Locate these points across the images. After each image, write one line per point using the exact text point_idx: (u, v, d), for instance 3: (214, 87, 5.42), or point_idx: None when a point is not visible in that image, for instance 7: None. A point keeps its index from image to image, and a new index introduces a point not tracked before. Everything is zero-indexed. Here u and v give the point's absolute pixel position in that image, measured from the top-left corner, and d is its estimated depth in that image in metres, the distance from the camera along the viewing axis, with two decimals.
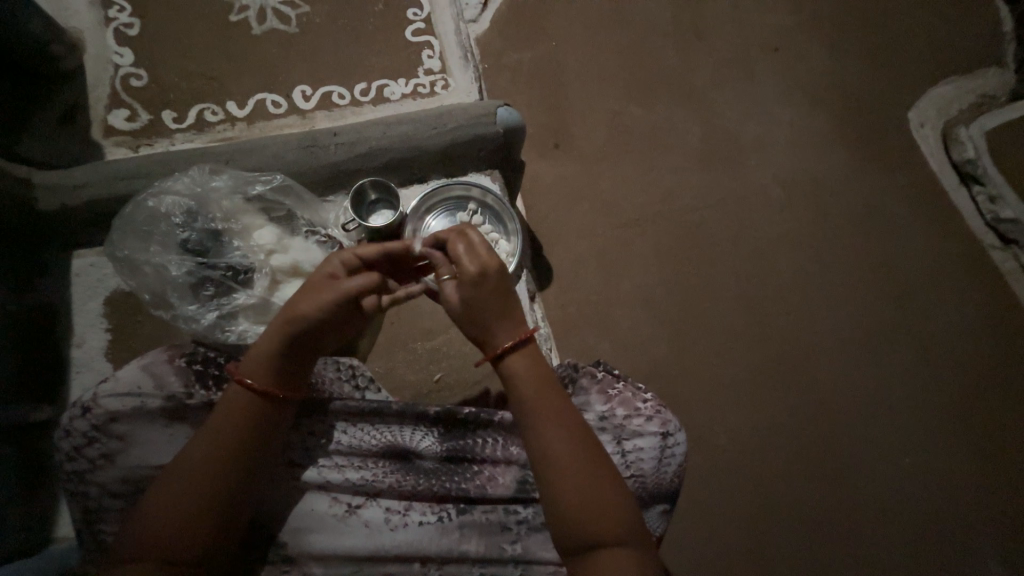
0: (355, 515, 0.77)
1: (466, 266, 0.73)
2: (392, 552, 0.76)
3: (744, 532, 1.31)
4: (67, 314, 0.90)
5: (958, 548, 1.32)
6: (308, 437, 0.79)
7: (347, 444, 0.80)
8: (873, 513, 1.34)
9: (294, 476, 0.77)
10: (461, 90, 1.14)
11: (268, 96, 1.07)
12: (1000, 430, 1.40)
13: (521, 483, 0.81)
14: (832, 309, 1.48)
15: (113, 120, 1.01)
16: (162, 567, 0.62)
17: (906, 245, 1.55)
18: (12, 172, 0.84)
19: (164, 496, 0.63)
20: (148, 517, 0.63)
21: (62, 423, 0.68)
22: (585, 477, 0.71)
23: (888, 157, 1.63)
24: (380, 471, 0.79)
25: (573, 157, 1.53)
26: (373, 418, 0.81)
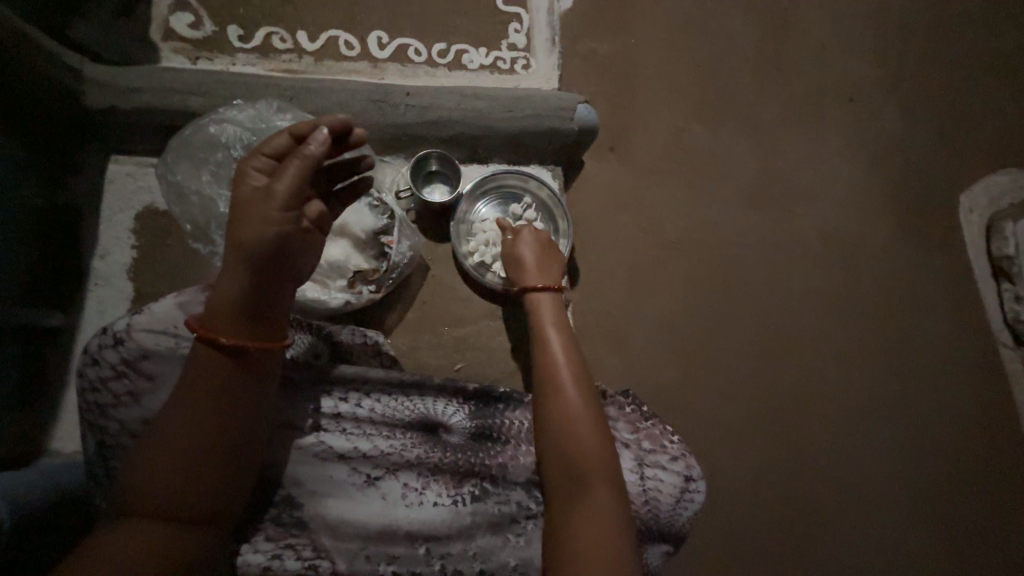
0: (373, 487, 0.74)
1: (527, 231, 0.95)
2: (400, 527, 0.73)
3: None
4: (95, 222, 0.86)
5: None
6: (339, 398, 0.77)
7: (375, 410, 0.77)
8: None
9: (319, 439, 0.74)
10: (541, 75, 1.09)
11: (342, 35, 1.00)
12: (977, 532, 1.41)
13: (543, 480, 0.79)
14: (843, 374, 1.48)
15: (174, 23, 0.94)
16: (158, 516, 0.58)
17: (930, 327, 1.54)
18: (66, 58, 0.77)
19: (168, 445, 0.58)
20: (156, 463, 0.58)
21: (90, 349, 0.63)
22: (597, 459, 0.71)
23: (934, 235, 1.60)
24: (407, 443, 0.76)
25: (626, 164, 1.48)
26: (408, 389, 0.81)
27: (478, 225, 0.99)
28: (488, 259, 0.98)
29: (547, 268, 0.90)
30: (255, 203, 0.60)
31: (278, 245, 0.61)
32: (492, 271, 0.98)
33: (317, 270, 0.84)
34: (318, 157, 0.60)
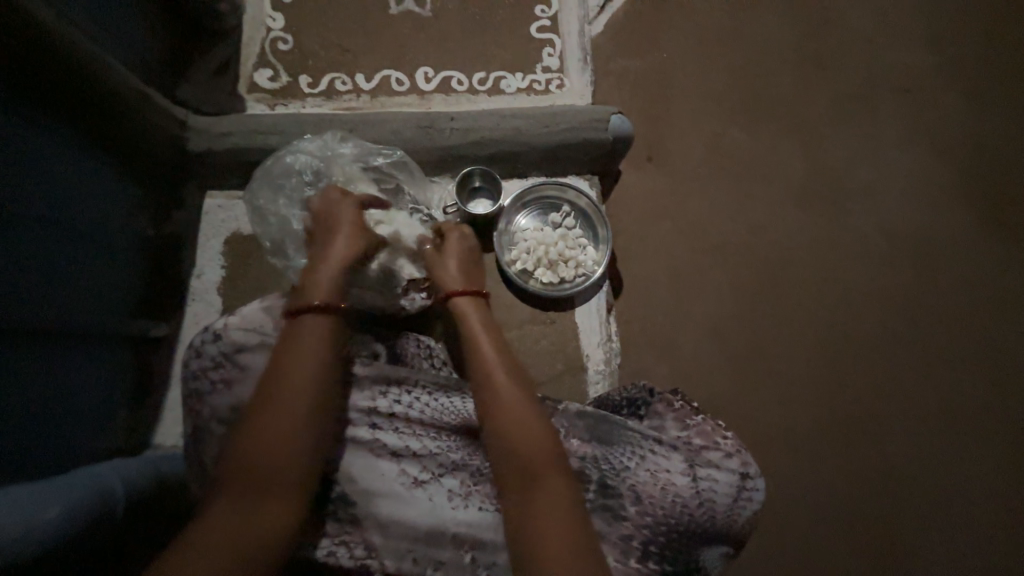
0: (420, 488, 0.73)
1: (456, 236, 0.92)
2: (448, 529, 0.72)
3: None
4: (192, 246, 1.00)
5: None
6: (388, 395, 0.77)
7: (425, 410, 0.76)
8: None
9: (373, 435, 0.74)
10: (574, 92, 1.16)
11: (393, 73, 1.12)
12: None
13: (596, 485, 0.72)
14: (919, 378, 1.37)
15: (258, 78, 1.09)
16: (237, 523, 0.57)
17: (1019, 325, 1.41)
18: (175, 112, 0.93)
19: (254, 442, 0.60)
20: (248, 461, 0.60)
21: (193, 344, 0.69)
22: (541, 449, 0.68)
23: (1017, 226, 1.48)
24: (454, 445, 0.76)
25: (665, 173, 1.49)
26: (456, 392, 0.80)
27: (519, 235, 1.05)
28: (530, 266, 1.04)
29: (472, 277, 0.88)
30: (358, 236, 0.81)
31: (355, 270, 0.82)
32: (535, 277, 1.04)
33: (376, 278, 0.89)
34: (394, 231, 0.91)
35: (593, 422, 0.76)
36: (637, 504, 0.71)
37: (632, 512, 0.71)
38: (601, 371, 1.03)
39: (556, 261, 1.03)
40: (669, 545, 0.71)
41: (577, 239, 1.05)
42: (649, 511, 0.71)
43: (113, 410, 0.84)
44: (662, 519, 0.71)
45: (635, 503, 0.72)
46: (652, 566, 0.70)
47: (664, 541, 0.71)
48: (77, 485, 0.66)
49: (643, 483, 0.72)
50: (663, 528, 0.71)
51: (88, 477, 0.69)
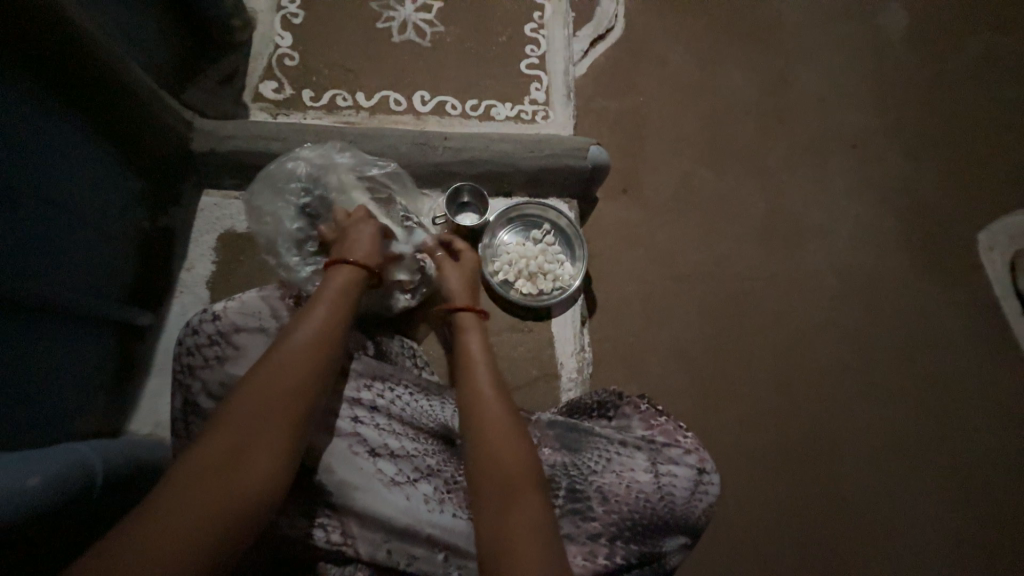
0: (397, 488, 0.74)
1: (469, 257, 0.98)
2: (421, 528, 0.73)
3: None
4: (184, 241, 1.03)
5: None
6: (371, 393, 0.80)
7: (405, 409, 0.80)
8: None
9: (353, 430, 0.76)
10: (558, 123, 1.27)
11: (392, 94, 1.21)
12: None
13: (566, 488, 0.74)
14: (865, 402, 1.49)
15: (263, 89, 1.15)
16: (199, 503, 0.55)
17: (955, 358, 1.56)
18: (181, 113, 0.98)
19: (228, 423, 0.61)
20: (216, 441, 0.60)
21: (192, 322, 0.72)
22: (524, 472, 0.68)
23: (951, 270, 1.66)
24: (430, 448, 0.79)
25: (638, 204, 1.61)
26: (433, 395, 0.85)
27: (502, 249, 1.13)
28: (511, 277, 1.11)
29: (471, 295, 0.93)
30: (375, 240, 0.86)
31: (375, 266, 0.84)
32: (515, 288, 1.11)
33: None
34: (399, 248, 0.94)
35: (564, 428, 0.79)
36: (604, 503, 0.74)
37: (600, 511, 0.73)
38: (573, 378, 1.09)
39: (536, 274, 1.12)
40: (633, 541, 0.73)
41: (556, 255, 1.14)
42: (615, 509, 0.73)
43: (94, 395, 0.86)
44: (627, 516, 0.73)
45: (601, 502, 0.74)
46: (617, 562, 0.72)
47: (629, 538, 0.73)
48: (56, 461, 0.66)
49: (609, 483, 0.75)
50: (628, 524, 0.73)
51: (71, 452, 0.70)
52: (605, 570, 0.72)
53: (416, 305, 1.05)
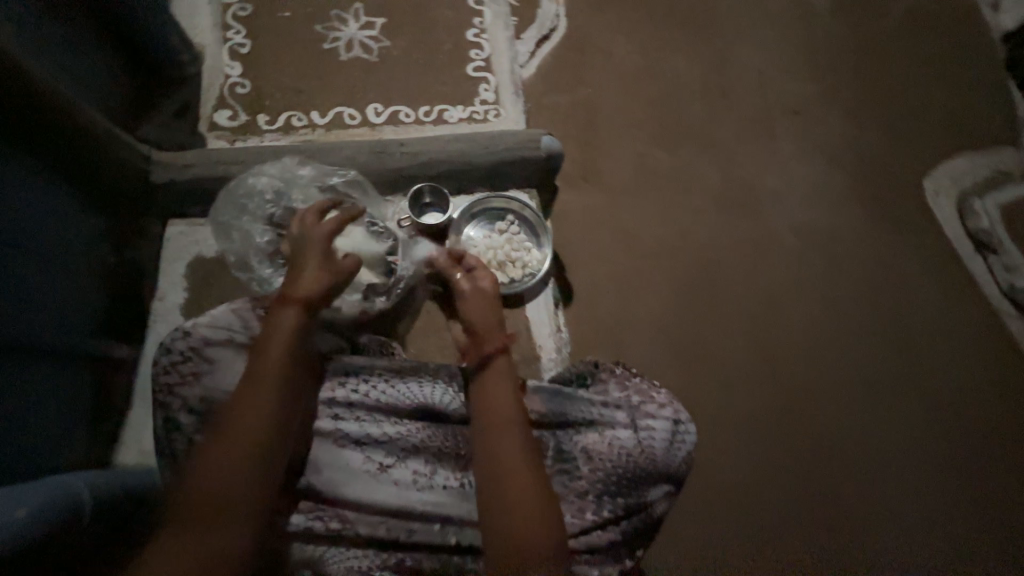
0: (385, 474, 0.77)
1: (483, 281, 0.93)
2: (414, 508, 0.76)
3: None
4: (155, 272, 1.06)
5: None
6: (348, 387, 0.81)
7: (381, 396, 0.81)
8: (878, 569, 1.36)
9: (335, 427, 0.78)
10: (510, 120, 1.32)
11: (346, 109, 1.25)
12: (1002, 497, 1.44)
13: (553, 450, 0.78)
14: (839, 351, 1.55)
15: (217, 118, 1.18)
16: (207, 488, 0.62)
17: (919, 299, 1.64)
18: (139, 148, 1.00)
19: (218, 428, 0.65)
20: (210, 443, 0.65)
21: (165, 342, 0.74)
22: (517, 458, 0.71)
23: (903, 218, 1.74)
24: (413, 429, 0.80)
25: (600, 190, 1.67)
26: (408, 375, 0.83)
27: (470, 243, 1.16)
28: None
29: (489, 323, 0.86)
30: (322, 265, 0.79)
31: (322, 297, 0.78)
32: None
33: None
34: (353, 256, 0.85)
35: (549, 393, 0.82)
36: (589, 461, 0.77)
37: (586, 470, 0.77)
38: (553, 358, 1.13)
39: (504, 263, 1.15)
40: (619, 494, 0.77)
41: (522, 243, 1.18)
42: (600, 466, 0.77)
43: (81, 429, 0.89)
44: (611, 471, 0.77)
45: (587, 461, 0.77)
46: (605, 516, 0.75)
47: (615, 492, 0.76)
48: (45, 493, 0.68)
49: (592, 442, 0.78)
50: (613, 479, 0.77)
51: (60, 483, 0.72)
52: (595, 525, 0.75)
53: (388, 307, 1.08)
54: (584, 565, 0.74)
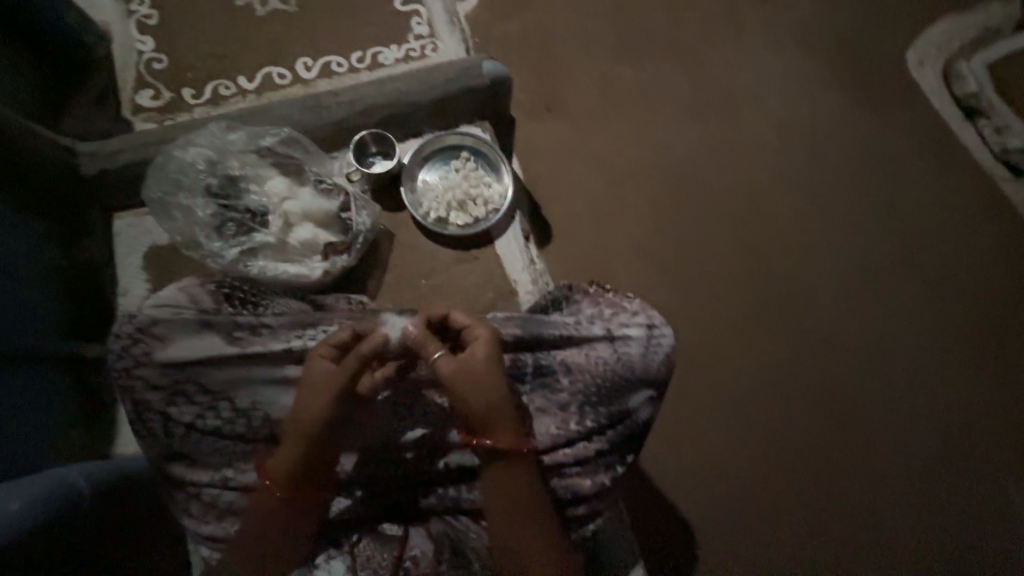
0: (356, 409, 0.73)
1: (476, 353, 0.69)
2: (399, 441, 0.75)
3: (778, 489, 1.30)
4: (112, 267, 1.04)
5: (986, 485, 1.34)
6: (300, 334, 0.72)
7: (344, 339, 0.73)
8: (893, 457, 1.34)
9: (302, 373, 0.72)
10: (449, 51, 1.24)
11: (274, 69, 1.17)
12: (1007, 363, 1.42)
13: (531, 369, 0.76)
14: (832, 243, 1.49)
15: (140, 99, 1.11)
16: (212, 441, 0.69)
17: (911, 178, 1.56)
18: (60, 141, 0.95)
19: (202, 400, 0.69)
20: (198, 414, 0.69)
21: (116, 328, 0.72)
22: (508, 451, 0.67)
23: (890, 93, 1.63)
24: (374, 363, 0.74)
25: (566, 120, 1.53)
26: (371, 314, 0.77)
27: (428, 188, 1.13)
28: (444, 213, 1.11)
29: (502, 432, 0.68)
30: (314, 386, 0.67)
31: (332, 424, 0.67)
32: (452, 222, 1.11)
33: (293, 250, 0.95)
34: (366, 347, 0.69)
35: (521, 318, 0.79)
36: (568, 374, 0.77)
37: (566, 383, 0.76)
38: (531, 290, 1.11)
39: (465, 202, 1.11)
40: (600, 403, 0.76)
41: (481, 179, 1.14)
42: (579, 378, 0.76)
43: (68, 428, 0.89)
44: (590, 382, 0.76)
45: (566, 375, 0.77)
46: (588, 426, 0.76)
47: (596, 401, 0.76)
48: (42, 484, 0.70)
49: (570, 356, 0.77)
50: (593, 389, 0.76)
51: (57, 474, 0.74)
52: (579, 435, 0.76)
53: (354, 265, 1.04)
54: (572, 473, 0.76)
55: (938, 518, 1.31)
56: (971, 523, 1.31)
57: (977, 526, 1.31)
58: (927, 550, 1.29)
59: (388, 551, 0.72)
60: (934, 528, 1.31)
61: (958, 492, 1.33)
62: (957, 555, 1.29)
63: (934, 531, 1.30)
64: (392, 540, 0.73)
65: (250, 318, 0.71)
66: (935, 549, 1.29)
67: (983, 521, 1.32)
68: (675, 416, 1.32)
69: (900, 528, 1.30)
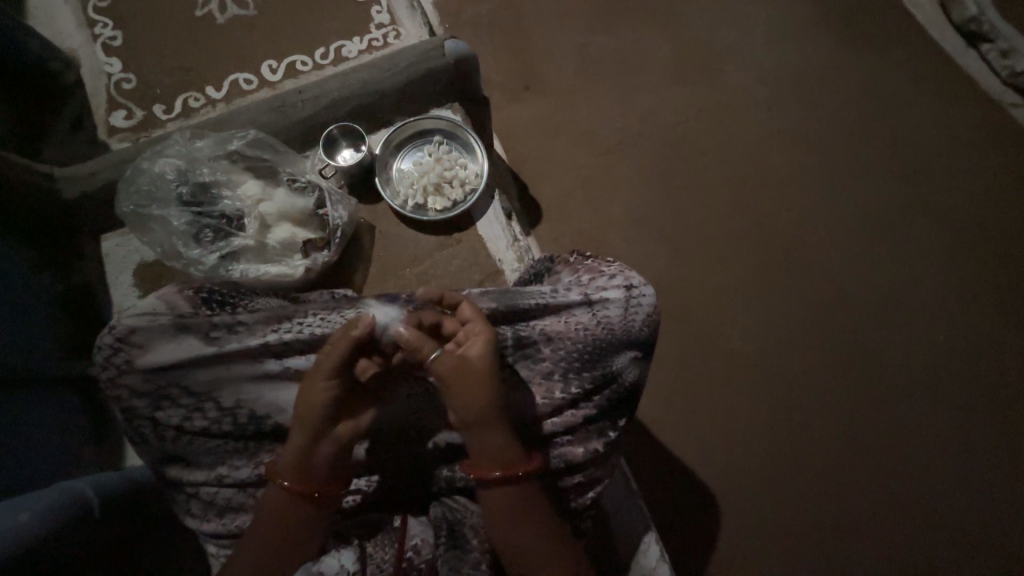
0: None
1: (470, 354, 0.64)
2: (391, 425, 0.74)
3: (796, 452, 1.26)
4: (105, 288, 1.05)
5: (1014, 426, 1.29)
6: (275, 329, 0.72)
7: (320, 331, 0.72)
8: (914, 408, 1.29)
9: (283, 367, 0.72)
10: (412, 36, 1.21)
11: (240, 75, 1.18)
12: None
13: (512, 342, 0.75)
14: (832, 192, 1.43)
15: (114, 121, 1.13)
16: (202, 438, 0.71)
17: (911, 114, 1.48)
18: (37, 168, 0.95)
19: (187, 400, 0.71)
20: (185, 415, 0.71)
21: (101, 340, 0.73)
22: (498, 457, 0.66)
23: (882, 27, 1.54)
24: None
25: (545, 96, 1.45)
26: (345, 303, 0.75)
27: (403, 176, 1.12)
28: (421, 199, 1.10)
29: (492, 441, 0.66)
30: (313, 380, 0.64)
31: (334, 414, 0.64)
32: (430, 208, 1.10)
33: (272, 251, 0.96)
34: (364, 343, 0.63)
35: (497, 291, 0.77)
36: (549, 343, 0.76)
37: (547, 352, 0.76)
38: (517, 267, 1.10)
39: (440, 185, 1.09)
40: (585, 368, 0.75)
41: (455, 161, 1.12)
42: (561, 346, 0.75)
43: (77, 445, 0.92)
44: (572, 348, 0.75)
45: (547, 343, 0.76)
46: (573, 393, 0.75)
47: (580, 367, 0.75)
48: (48, 498, 0.71)
49: (550, 325, 0.76)
50: (575, 355, 0.75)
51: (64, 488, 0.76)
52: (566, 403, 0.75)
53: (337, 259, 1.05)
54: (563, 442, 0.76)
55: (966, 465, 1.26)
56: (1001, 468, 1.26)
57: (1008, 469, 1.26)
58: (957, 498, 1.25)
59: (389, 545, 0.70)
60: (963, 476, 1.26)
61: (985, 436, 1.28)
62: (989, 502, 1.24)
63: (963, 479, 1.26)
64: (391, 533, 0.71)
65: (225, 317, 0.72)
66: (966, 497, 1.25)
67: (1013, 463, 1.27)
68: (683, 388, 1.28)
69: (927, 479, 1.26)
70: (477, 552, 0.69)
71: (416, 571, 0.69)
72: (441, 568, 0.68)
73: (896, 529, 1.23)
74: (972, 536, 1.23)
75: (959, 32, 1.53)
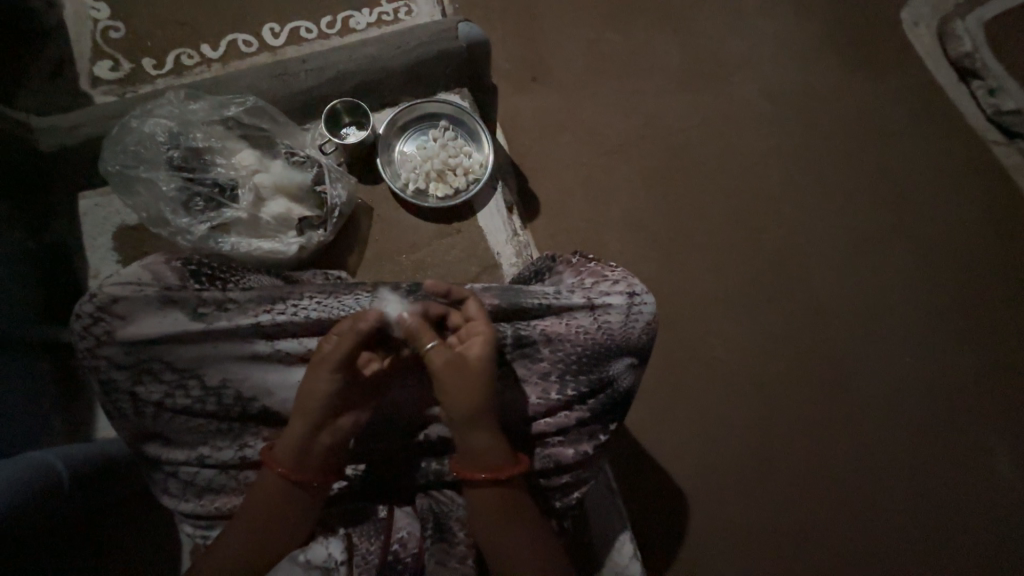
0: None
1: (469, 353, 0.64)
2: (387, 414, 0.73)
3: (766, 461, 1.31)
4: (81, 249, 0.98)
5: (965, 449, 1.36)
6: (269, 309, 0.70)
7: (316, 316, 0.70)
8: (878, 426, 1.36)
9: (273, 349, 0.69)
10: (424, 14, 1.17)
11: (239, 36, 1.11)
12: (992, 330, 1.43)
13: (511, 340, 0.75)
14: (823, 212, 1.46)
15: (99, 71, 1.06)
16: (184, 416, 0.69)
17: (902, 144, 1.52)
18: (11, 115, 0.90)
19: (169, 375, 0.68)
20: (167, 391, 0.68)
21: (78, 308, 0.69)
22: (494, 458, 0.66)
23: (884, 55, 1.57)
24: None
25: (553, 90, 1.43)
26: (343, 288, 0.73)
27: (406, 159, 1.09)
28: (423, 184, 1.07)
29: (486, 446, 0.65)
30: (315, 369, 0.62)
31: (334, 406, 0.62)
32: (431, 194, 1.08)
33: (266, 225, 0.92)
34: (371, 334, 0.62)
35: (500, 288, 0.76)
36: (548, 344, 0.76)
37: (546, 352, 0.76)
38: (514, 262, 1.09)
39: (444, 172, 1.07)
40: (581, 371, 0.76)
41: (460, 147, 1.09)
42: (560, 348, 0.76)
43: (45, 412, 0.88)
44: (571, 351, 0.76)
45: (547, 344, 0.76)
46: (569, 395, 0.75)
47: (576, 370, 0.76)
48: (18, 467, 0.67)
49: (551, 326, 0.76)
50: (573, 358, 0.76)
51: (32, 459, 0.72)
52: (560, 404, 0.75)
53: (332, 240, 1.02)
54: (553, 442, 0.76)
55: (920, 483, 1.34)
56: (950, 487, 1.34)
57: (958, 489, 1.34)
58: (909, 513, 1.32)
59: (374, 537, 0.69)
60: (917, 492, 1.33)
61: (940, 457, 1.36)
62: (937, 518, 1.32)
63: (916, 496, 1.33)
64: (378, 524, 0.71)
65: (216, 293, 0.69)
66: (916, 513, 1.32)
67: (963, 483, 1.35)
68: (665, 393, 1.31)
69: (883, 494, 1.32)
70: (463, 547, 0.69)
71: (402, 566, 0.68)
72: (428, 562, 0.67)
73: (851, 539, 1.29)
74: (920, 551, 1.30)
75: (954, 67, 1.58)
